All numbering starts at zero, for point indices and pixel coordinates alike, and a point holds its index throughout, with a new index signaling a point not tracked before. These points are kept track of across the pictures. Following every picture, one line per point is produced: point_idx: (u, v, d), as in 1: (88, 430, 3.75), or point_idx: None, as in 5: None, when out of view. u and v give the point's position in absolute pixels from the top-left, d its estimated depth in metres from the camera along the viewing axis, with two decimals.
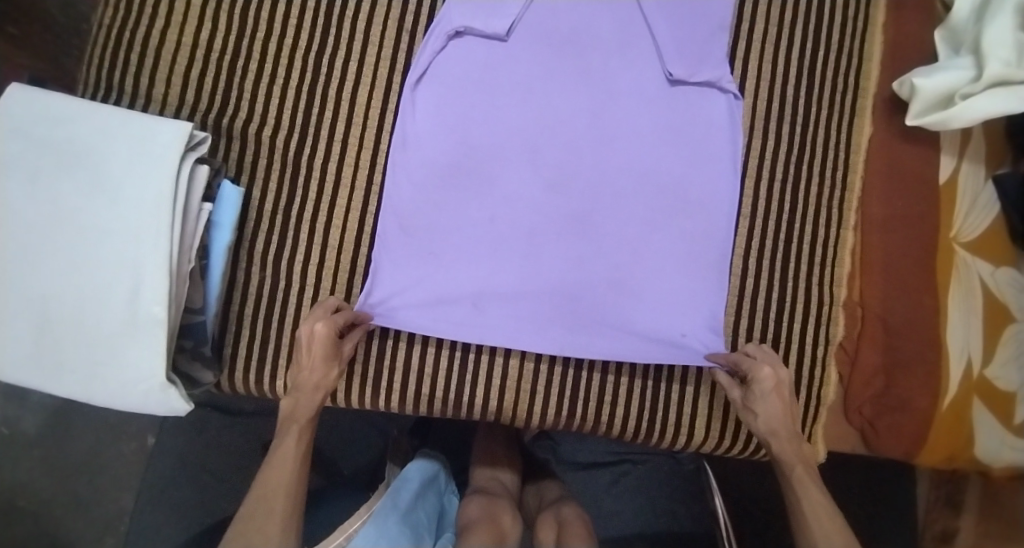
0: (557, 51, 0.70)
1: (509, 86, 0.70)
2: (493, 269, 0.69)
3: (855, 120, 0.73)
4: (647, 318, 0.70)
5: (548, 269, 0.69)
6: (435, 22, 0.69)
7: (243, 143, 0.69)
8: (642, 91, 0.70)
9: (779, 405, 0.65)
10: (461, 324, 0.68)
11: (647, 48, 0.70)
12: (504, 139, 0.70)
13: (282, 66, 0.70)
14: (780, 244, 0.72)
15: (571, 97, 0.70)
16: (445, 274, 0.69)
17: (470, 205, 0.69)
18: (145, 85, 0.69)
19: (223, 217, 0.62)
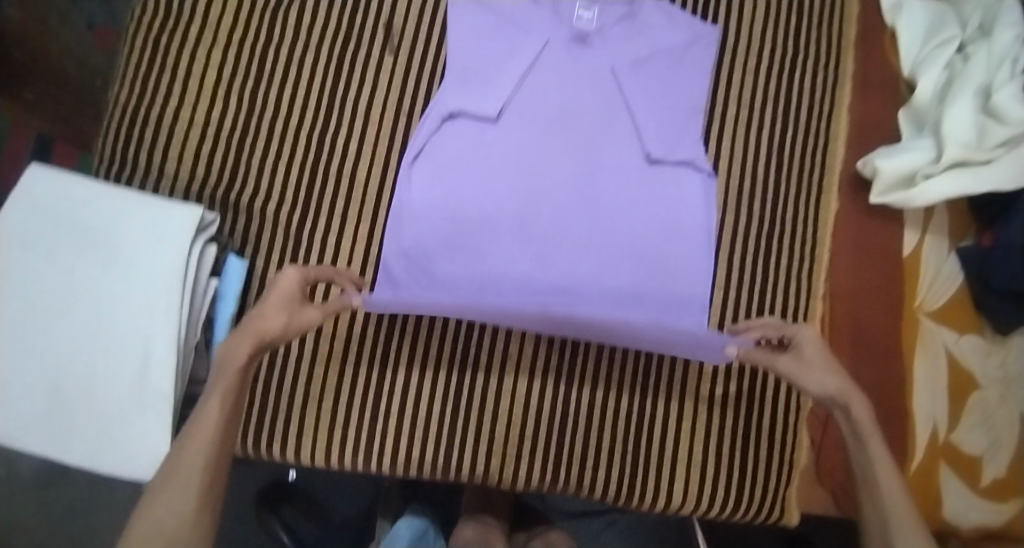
0: (544, 133, 0.75)
1: (500, 166, 0.74)
2: (483, 282, 0.73)
3: (821, 197, 0.77)
4: (632, 316, 0.72)
5: (535, 290, 0.73)
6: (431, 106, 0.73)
7: (248, 217, 0.72)
8: (622, 170, 0.75)
9: (826, 376, 0.61)
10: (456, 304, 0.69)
11: (628, 131, 0.75)
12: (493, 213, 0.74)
13: (286, 144, 0.74)
14: (752, 315, 0.76)
15: (556, 176, 0.75)
16: (445, 294, 0.70)
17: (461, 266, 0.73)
18: (158, 162, 0.73)
19: (227, 291, 0.66)
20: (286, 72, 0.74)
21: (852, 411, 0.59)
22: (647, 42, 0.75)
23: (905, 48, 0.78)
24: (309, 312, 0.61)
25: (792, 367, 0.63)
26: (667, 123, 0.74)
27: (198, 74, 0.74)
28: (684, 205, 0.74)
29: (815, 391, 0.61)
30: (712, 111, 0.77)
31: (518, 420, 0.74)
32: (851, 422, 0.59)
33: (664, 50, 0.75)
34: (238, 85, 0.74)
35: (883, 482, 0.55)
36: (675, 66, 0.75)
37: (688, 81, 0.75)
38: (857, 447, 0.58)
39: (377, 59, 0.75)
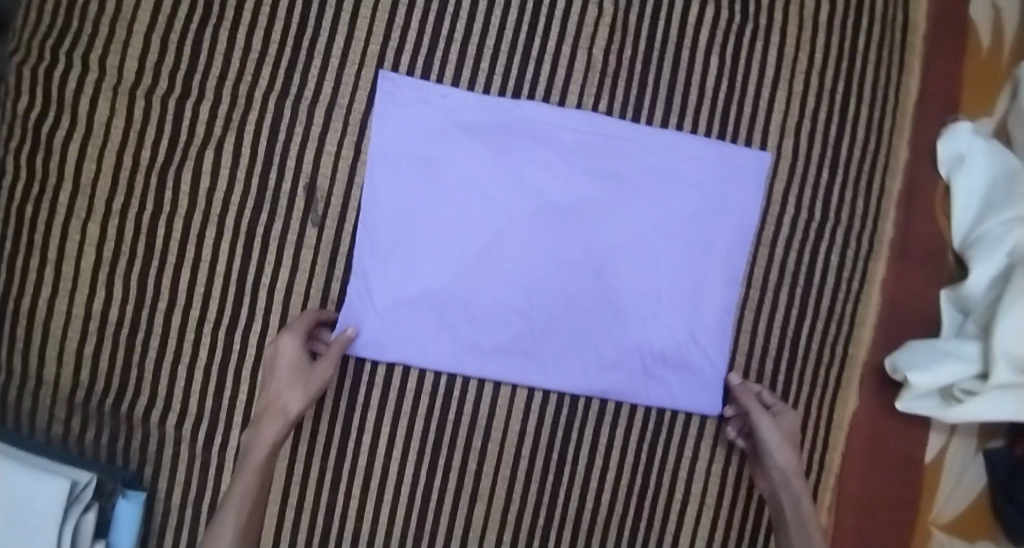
0: (524, 291, 0.61)
1: (482, 300, 0.60)
2: (519, 177, 0.60)
3: (838, 394, 0.65)
4: (668, 151, 0.62)
5: (583, 172, 0.61)
6: (383, 229, 0.59)
7: (144, 432, 0.58)
8: (613, 338, 0.62)
9: (791, 457, 0.59)
10: (463, 334, 0.60)
11: (613, 302, 0.62)
12: (492, 337, 0.61)
13: (188, 342, 0.58)
14: (746, 530, 0.65)
15: (539, 332, 0.61)
16: (464, 140, 0.60)
17: (466, 336, 0.60)
18: (32, 367, 0.58)
19: (120, 541, 0.56)
20: (184, 250, 0.58)
21: (794, 495, 0.58)
22: (646, 201, 0.61)
23: (958, 218, 0.65)
24: (320, 372, 0.56)
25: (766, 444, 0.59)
26: (655, 318, 0.62)
27: (73, 253, 0.57)
28: (662, 412, 0.64)
29: (773, 473, 0.59)
30: (714, 299, 0.63)
31: None
32: (779, 456, 0.59)
33: (668, 216, 0.62)
34: (126, 264, 0.58)
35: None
36: (669, 243, 0.62)
37: (684, 267, 0.62)
38: (783, 530, 0.58)
39: (296, 233, 0.59)
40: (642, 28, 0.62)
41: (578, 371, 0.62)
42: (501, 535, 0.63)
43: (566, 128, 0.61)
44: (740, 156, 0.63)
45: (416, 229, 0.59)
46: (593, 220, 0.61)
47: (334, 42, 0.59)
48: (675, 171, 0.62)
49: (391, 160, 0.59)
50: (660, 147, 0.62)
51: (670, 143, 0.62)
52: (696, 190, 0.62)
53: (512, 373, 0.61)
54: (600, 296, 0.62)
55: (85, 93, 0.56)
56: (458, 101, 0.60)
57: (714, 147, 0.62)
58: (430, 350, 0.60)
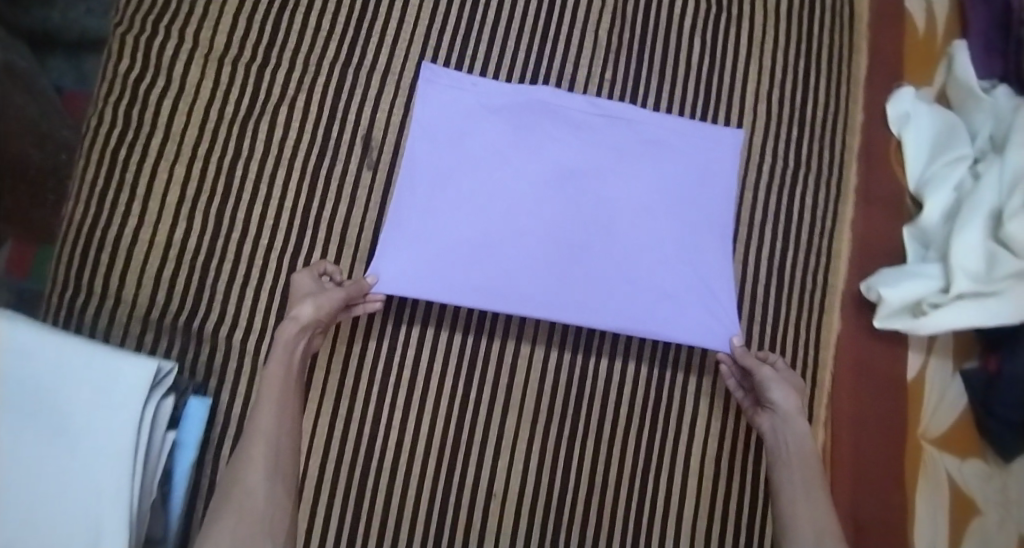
0: (545, 242, 0.68)
1: (506, 250, 0.67)
2: (536, 141, 0.70)
3: (823, 318, 0.73)
4: (663, 129, 0.72)
5: (589, 140, 0.71)
6: (417, 186, 0.67)
7: (214, 346, 0.65)
8: (628, 286, 0.68)
9: (794, 401, 0.65)
10: (489, 278, 0.66)
11: (627, 249, 0.68)
12: (517, 284, 0.66)
13: (256, 267, 0.67)
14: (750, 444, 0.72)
15: (558, 278, 0.67)
16: (488, 116, 0.70)
17: (491, 282, 0.66)
18: (114, 286, 0.66)
19: (188, 438, 0.61)
20: (256, 189, 0.67)
21: (798, 435, 0.64)
22: (647, 168, 0.70)
23: (911, 163, 0.75)
24: (333, 294, 0.62)
25: (772, 388, 0.65)
26: (661, 269, 0.68)
27: (159, 190, 0.67)
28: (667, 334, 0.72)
29: (778, 415, 0.65)
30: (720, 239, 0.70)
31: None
32: (782, 396, 0.65)
33: (669, 174, 0.70)
34: (204, 199, 0.67)
35: (794, 492, 0.61)
36: (672, 198, 0.70)
37: (688, 220, 0.70)
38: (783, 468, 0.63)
39: (353, 176, 0.69)
40: (639, 17, 0.76)
41: (598, 316, 0.66)
42: (530, 447, 0.69)
43: (575, 109, 0.71)
44: (723, 133, 0.72)
45: (447, 183, 0.68)
46: (602, 179, 0.70)
47: (388, 25, 0.72)
48: (669, 144, 0.71)
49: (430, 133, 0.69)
50: (656, 125, 0.72)
51: (663, 123, 0.72)
52: (690, 161, 0.71)
53: (536, 305, 0.66)
54: (612, 246, 0.68)
55: (181, 59, 0.68)
56: (482, 87, 0.70)
57: (700, 127, 0.72)
58: (460, 295, 0.65)
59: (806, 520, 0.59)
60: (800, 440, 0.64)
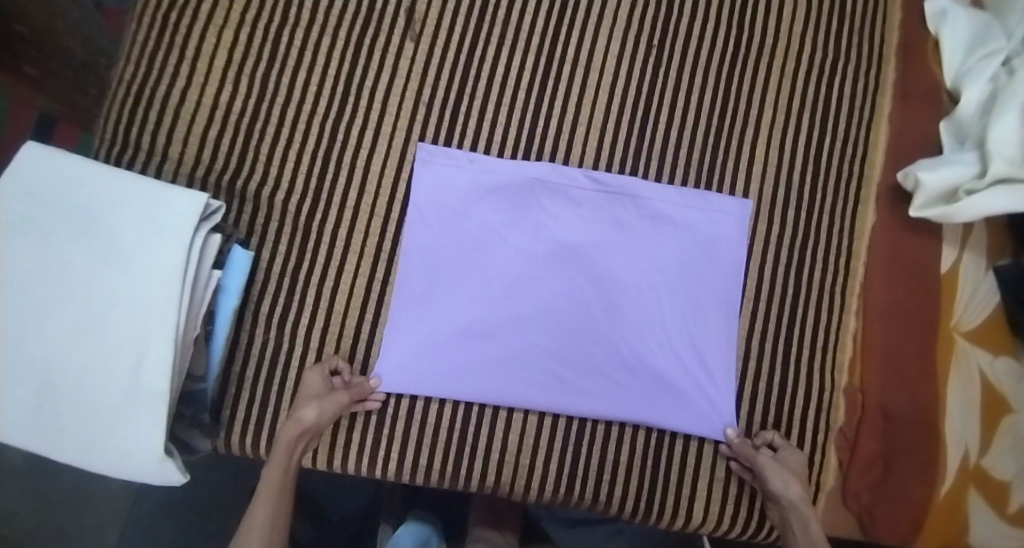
0: (544, 321, 0.68)
1: (508, 319, 0.68)
2: (536, 229, 0.69)
3: (858, 207, 0.73)
4: (665, 201, 0.70)
5: (592, 210, 0.70)
6: (417, 219, 0.68)
7: (256, 205, 0.67)
8: (625, 348, 0.69)
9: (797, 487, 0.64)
10: (485, 347, 0.68)
11: (628, 320, 0.69)
12: (515, 346, 0.68)
13: (298, 131, 0.68)
14: (784, 328, 0.70)
15: (555, 323, 0.68)
16: (487, 199, 0.69)
17: (488, 351, 0.68)
18: (161, 144, 0.68)
19: (231, 283, 0.63)
20: (301, 56, 0.69)
21: (802, 518, 0.63)
22: (643, 248, 0.70)
23: (948, 58, 0.74)
24: (337, 400, 0.63)
25: (774, 476, 0.64)
26: (656, 318, 0.69)
27: (208, 54, 0.69)
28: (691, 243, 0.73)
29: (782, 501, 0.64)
30: (728, 214, 0.71)
31: (536, 415, 0.68)
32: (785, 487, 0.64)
33: (667, 263, 0.70)
34: (250, 65, 0.69)
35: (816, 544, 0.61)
36: (671, 296, 0.70)
37: (685, 305, 0.70)
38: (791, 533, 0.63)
39: (396, 47, 0.70)
40: None
41: (590, 397, 0.68)
42: None
43: (578, 187, 0.70)
44: (724, 201, 0.71)
45: (443, 282, 0.68)
46: (598, 287, 0.69)
47: None
48: (668, 218, 0.70)
49: (430, 172, 0.69)
50: (658, 198, 0.70)
51: (664, 196, 0.70)
52: (685, 220, 0.71)
53: (532, 376, 0.68)
54: (603, 371, 0.68)
55: None
56: (485, 164, 0.69)
57: (700, 196, 0.71)
58: (456, 383, 0.67)
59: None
60: (805, 524, 0.62)
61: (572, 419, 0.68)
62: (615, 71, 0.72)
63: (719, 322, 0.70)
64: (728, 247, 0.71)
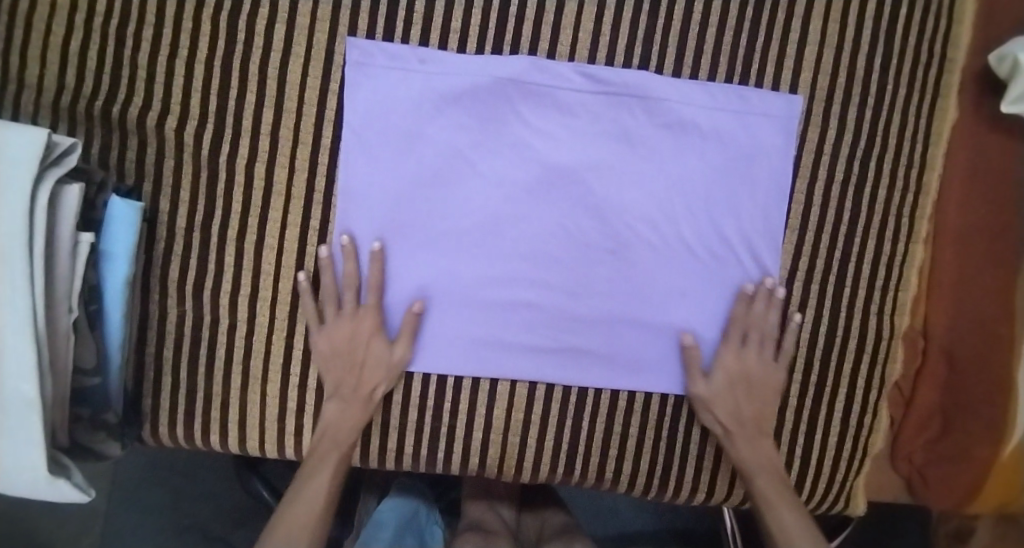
0: (530, 272, 0.54)
1: (485, 270, 0.53)
2: (515, 149, 0.52)
3: (936, 101, 0.56)
4: (685, 102, 0.53)
5: (590, 120, 0.52)
6: (359, 143, 0.51)
7: (143, 139, 0.51)
8: (638, 294, 0.54)
9: (764, 396, 0.54)
10: (459, 305, 0.53)
11: (643, 261, 0.54)
12: (495, 302, 0.54)
13: (186, 32, 0.50)
14: (834, 263, 0.56)
15: (546, 269, 0.54)
16: (448, 111, 0.51)
17: (463, 313, 0.54)
18: (14, 67, 0.51)
19: (117, 244, 0.47)
20: None
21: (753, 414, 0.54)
22: (658, 169, 0.53)
23: None
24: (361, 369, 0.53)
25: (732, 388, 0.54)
26: (676, 256, 0.54)
27: None
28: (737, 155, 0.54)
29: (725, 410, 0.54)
30: (772, 115, 0.54)
31: (526, 384, 0.55)
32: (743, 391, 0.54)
33: (691, 183, 0.53)
34: None
35: (767, 487, 0.52)
36: (695, 230, 0.54)
37: (711, 240, 0.54)
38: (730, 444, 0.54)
39: None
40: None
41: (591, 361, 0.55)
42: None
43: (568, 89, 0.52)
44: (766, 100, 0.54)
45: (398, 225, 0.52)
46: (599, 225, 0.53)
47: None
48: (691, 124, 0.53)
49: (368, 75, 0.51)
50: (677, 99, 0.53)
51: (687, 96, 0.53)
52: (714, 126, 0.53)
53: (515, 340, 0.54)
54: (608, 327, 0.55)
55: None
56: (441, 63, 0.51)
57: (731, 93, 0.53)
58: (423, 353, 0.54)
59: (797, 527, 0.51)
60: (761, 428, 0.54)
61: (570, 389, 0.55)
62: None
63: (753, 260, 0.55)
64: (770, 160, 0.54)
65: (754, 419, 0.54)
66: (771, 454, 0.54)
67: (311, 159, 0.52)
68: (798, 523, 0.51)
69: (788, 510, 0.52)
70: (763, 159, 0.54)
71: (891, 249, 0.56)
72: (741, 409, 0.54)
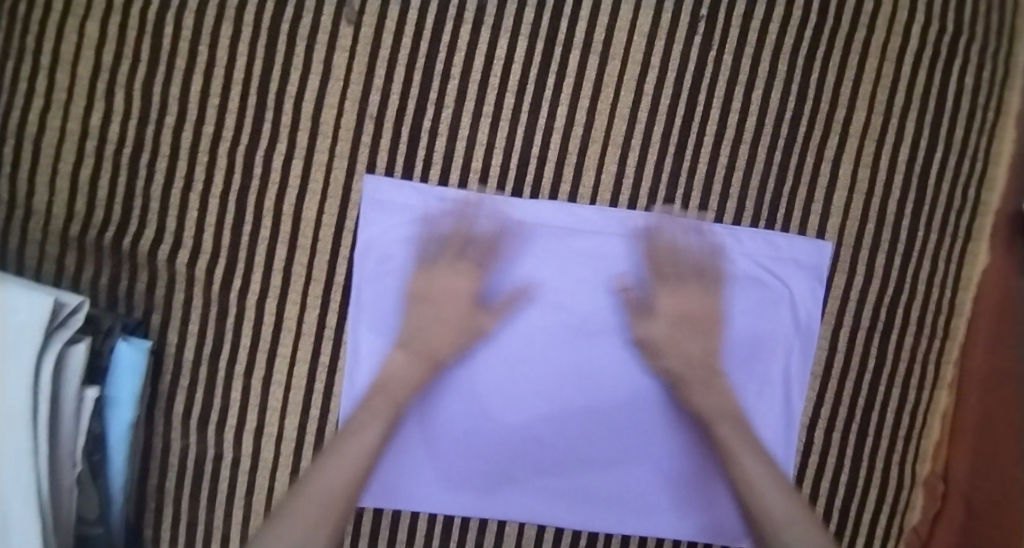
0: (544, 415, 0.52)
1: (498, 412, 0.51)
2: (532, 290, 0.51)
3: (967, 247, 0.54)
4: (710, 247, 0.51)
5: (613, 265, 0.51)
6: (373, 282, 0.50)
7: (152, 272, 0.49)
8: (655, 440, 0.52)
9: (690, 345, 0.51)
10: (470, 448, 0.52)
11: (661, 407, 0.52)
12: (507, 445, 0.52)
13: (200, 165, 0.49)
14: (858, 410, 0.54)
15: (561, 412, 0.52)
16: (466, 251, 0.50)
17: (474, 455, 0.52)
18: (21, 193, 0.49)
19: (122, 391, 0.46)
20: (194, 53, 0.48)
21: (705, 392, 0.50)
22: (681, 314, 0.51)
23: None
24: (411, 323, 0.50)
25: (661, 316, 0.51)
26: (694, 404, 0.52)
27: (66, 59, 0.48)
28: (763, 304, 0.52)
29: (676, 346, 0.51)
30: (801, 262, 0.52)
31: (535, 525, 0.53)
32: (672, 329, 0.51)
33: (713, 329, 0.52)
34: (125, 70, 0.48)
35: (728, 435, 0.50)
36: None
37: (729, 388, 0.52)
38: (680, 389, 0.51)
39: (328, 32, 0.48)
40: None
41: (604, 506, 0.53)
42: None
43: (591, 231, 0.50)
44: (794, 247, 0.52)
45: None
46: (617, 369, 0.52)
47: None
48: (715, 269, 0.52)
49: (384, 213, 0.49)
50: (703, 245, 0.51)
51: (711, 242, 0.51)
52: (740, 272, 0.52)
53: (527, 483, 0.52)
54: (620, 472, 0.52)
55: None
56: (459, 202, 0.50)
57: (758, 237, 0.52)
58: (433, 495, 0.52)
59: (784, 506, 0.47)
60: (724, 400, 0.51)
61: (580, 532, 0.53)
62: (646, 57, 0.50)
63: (776, 409, 0.53)
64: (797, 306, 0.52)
65: (704, 362, 0.51)
66: (758, 451, 0.49)
67: (323, 295, 0.50)
68: (787, 506, 0.47)
69: (779, 500, 0.47)
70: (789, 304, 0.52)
71: (916, 396, 0.55)
72: (692, 358, 0.51)
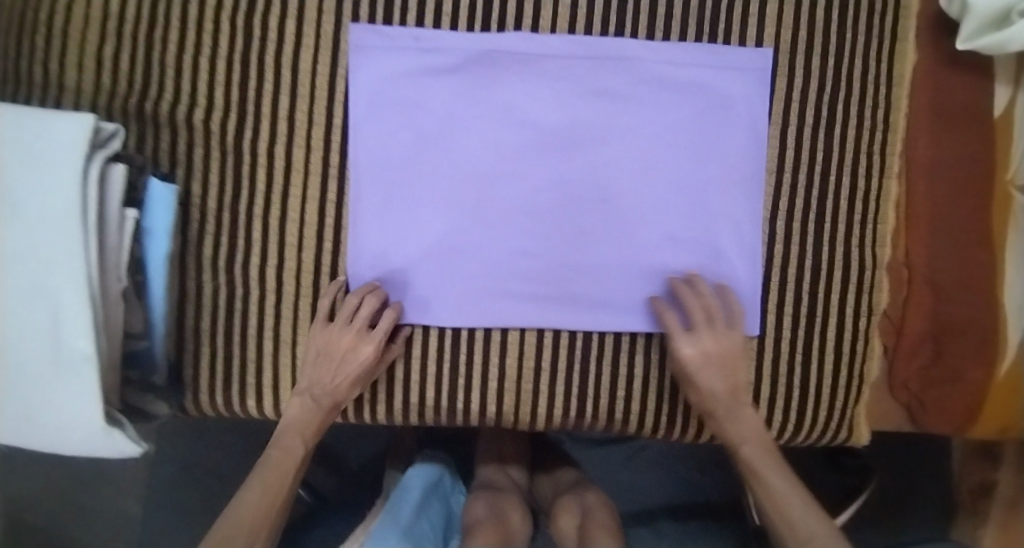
0: (533, 227, 0.58)
1: (490, 229, 0.57)
2: (509, 114, 0.57)
3: (896, 46, 0.60)
4: (664, 61, 0.57)
5: (578, 85, 0.57)
6: (369, 121, 0.56)
7: (173, 130, 0.56)
8: (636, 243, 0.58)
9: (713, 385, 0.57)
10: (470, 263, 0.57)
11: (637, 211, 0.58)
12: (503, 259, 0.58)
13: (207, 33, 0.56)
14: (812, 202, 0.60)
15: (547, 224, 0.58)
16: (446, 82, 0.56)
17: (473, 270, 0.58)
18: (54, 73, 0.56)
19: (157, 222, 0.52)
20: None
21: (712, 382, 0.57)
22: (646, 121, 0.57)
23: None
24: (343, 341, 0.56)
25: (693, 369, 0.57)
26: (666, 205, 0.58)
27: None
28: (717, 110, 0.58)
29: (689, 363, 0.57)
30: (748, 69, 0.58)
31: (535, 332, 0.59)
32: (713, 363, 0.57)
33: (677, 135, 0.58)
34: None
35: (740, 434, 0.58)
36: (684, 177, 0.58)
37: (696, 190, 0.58)
38: (713, 420, 0.58)
39: None
40: None
41: (595, 306, 0.59)
42: None
43: (555, 56, 0.57)
44: (739, 55, 0.58)
45: (408, 191, 0.57)
46: (595, 178, 0.58)
47: None
48: (670, 80, 0.58)
49: (371, 57, 0.56)
50: (657, 59, 0.57)
51: (663, 57, 0.57)
52: (692, 81, 0.58)
53: (525, 292, 0.58)
54: (608, 273, 0.59)
55: None
56: (436, 41, 0.56)
57: (706, 50, 0.58)
58: (442, 311, 0.58)
59: (797, 508, 0.55)
60: (716, 387, 0.58)
61: (577, 334, 0.60)
62: None
63: (740, 204, 0.59)
64: (749, 108, 0.58)
65: (729, 393, 0.58)
66: (780, 465, 0.57)
67: (325, 139, 0.57)
68: (814, 523, 0.55)
69: (799, 509, 0.55)
70: (743, 108, 0.58)
71: (864, 188, 0.61)
72: (719, 386, 0.57)
